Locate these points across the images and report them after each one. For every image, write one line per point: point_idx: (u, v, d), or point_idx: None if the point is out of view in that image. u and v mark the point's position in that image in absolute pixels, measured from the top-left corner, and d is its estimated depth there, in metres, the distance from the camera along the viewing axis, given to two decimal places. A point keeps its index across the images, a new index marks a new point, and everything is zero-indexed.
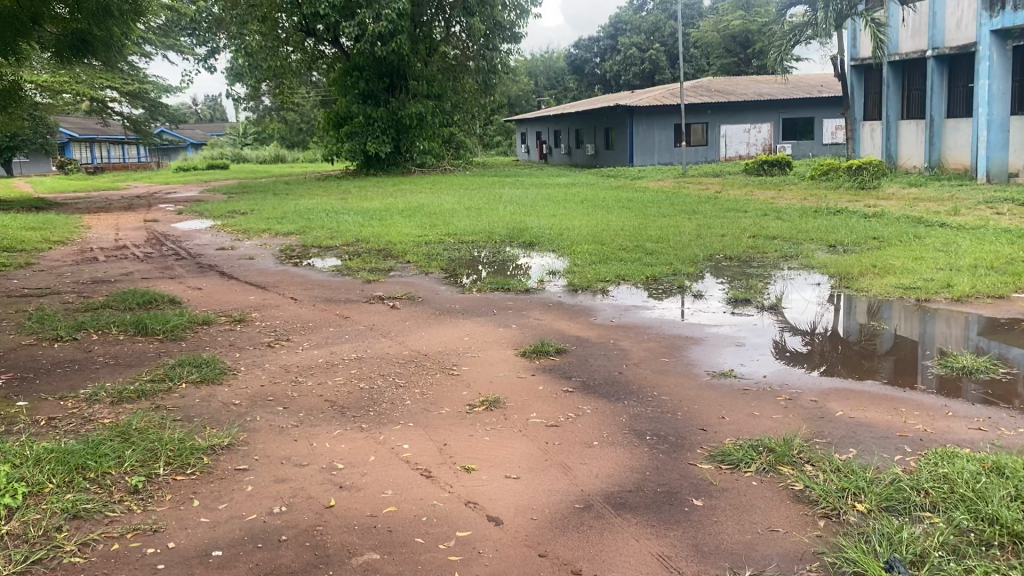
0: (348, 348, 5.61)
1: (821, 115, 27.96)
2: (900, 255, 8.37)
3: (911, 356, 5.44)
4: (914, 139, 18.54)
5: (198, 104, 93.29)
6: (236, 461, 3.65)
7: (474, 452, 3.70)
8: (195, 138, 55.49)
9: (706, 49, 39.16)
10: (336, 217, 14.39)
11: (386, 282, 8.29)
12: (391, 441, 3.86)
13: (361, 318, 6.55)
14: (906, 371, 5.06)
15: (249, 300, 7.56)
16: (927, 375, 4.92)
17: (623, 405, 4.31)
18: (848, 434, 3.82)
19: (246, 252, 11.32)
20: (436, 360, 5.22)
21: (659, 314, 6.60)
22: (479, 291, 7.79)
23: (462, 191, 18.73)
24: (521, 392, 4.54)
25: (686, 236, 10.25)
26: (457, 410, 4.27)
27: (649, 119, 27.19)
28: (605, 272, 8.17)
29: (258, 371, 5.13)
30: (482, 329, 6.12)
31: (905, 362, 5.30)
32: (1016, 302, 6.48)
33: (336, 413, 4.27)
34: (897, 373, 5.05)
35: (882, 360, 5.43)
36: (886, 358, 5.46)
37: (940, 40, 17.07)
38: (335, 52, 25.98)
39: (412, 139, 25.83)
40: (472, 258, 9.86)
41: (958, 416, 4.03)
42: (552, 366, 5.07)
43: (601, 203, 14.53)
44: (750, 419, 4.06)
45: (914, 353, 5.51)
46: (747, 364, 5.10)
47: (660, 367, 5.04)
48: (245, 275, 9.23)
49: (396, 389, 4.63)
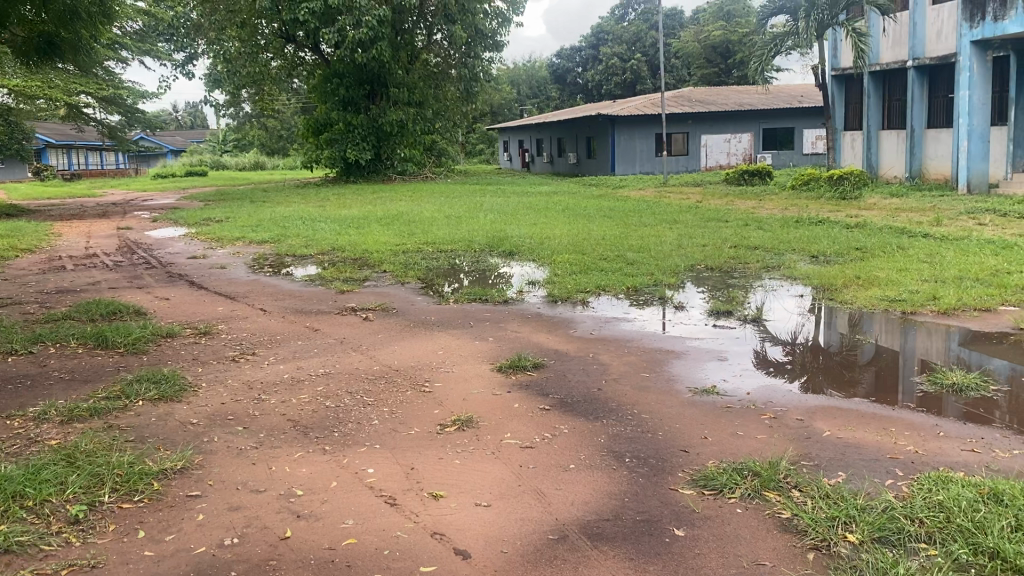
0: (316, 363, 5.38)
1: (802, 125, 27.99)
2: (884, 267, 8.23)
3: (894, 369, 5.29)
4: (896, 150, 18.51)
5: (178, 111, 92.60)
6: (189, 486, 3.42)
7: (443, 476, 3.49)
8: (174, 145, 54.97)
9: (688, 60, 39.25)
10: (313, 225, 14.14)
11: (360, 293, 8.07)
12: (355, 465, 3.64)
13: (332, 331, 6.33)
14: (889, 386, 4.91)
15: (217, 312, 7.30)
16: (911, 390, 4.76)
17: (602, 424, 4.11)
18: (835, 456, 3.64)
19: (218, 261, 11.05)
20: (407, 376, 5.01)
21: (638, 326, 6.40)
22: (456, 301, 7.57)
23: (443, 199, 18.51)
24: (494, 411, 4.33)
25: (668, 246, 10.09)
26: (426, 431, 4.05)
27: (630, 128, 27.11)
28: (585, 283, 7.98)
29: (219, 387, 4.89)
30: (457, 341, 5.91)
31: (886, 375, 5.15)
32: (1003, 315, 6.35)
33: (299, 434, 4.05)
34: (879, 387, 4.90)
35: (863, 372, 5.28)
36: (867, 370, 5.31)
37: (921, 51, 17.09)
38: (315, 59, 25.73)
39: (392, 147, 25.59)
40: (451, 268, 9.65)
41: (951, 436, 3.85)
42: (529, 381, 4.87)
43: (582, 212, 14.37)
44: (733, 440, 3.88)
45: (897, 366, 5.36)
46: (730, 379, 4.90)
47: (640, 383, 4.84)
48: (215, 285, 8.97)
49: (363, 408, 4.41)
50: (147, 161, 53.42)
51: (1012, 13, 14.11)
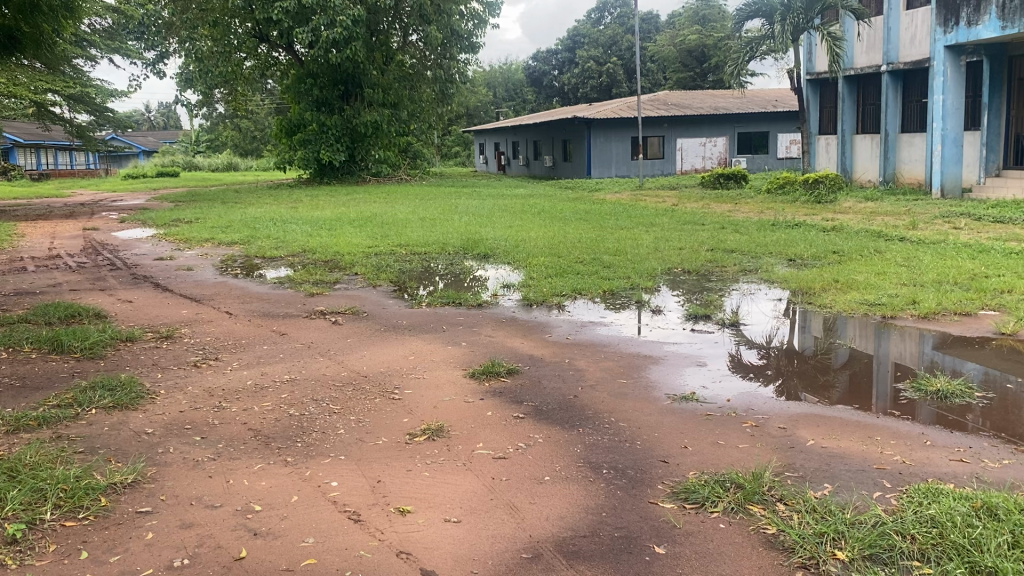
0: (281, 369, 5.18)
1: (776, 129, 28.08)
2: (862, 270, 8.15)
3: (870, 372, 5.19)
4: (870, 154, 18.55)
5: (150, 112, 91.48)
6: (139, 502, 3.21)
7: (410, 490, 3.31)
8: (146, 146, 54.33)
9: (663, 63, 39.35)
10: (284, 226, 13.89)
11: (330, 296, 7.85)
12: (318, 478, 3.45)
13: (299, 336, 6.12)
14: (865, 391, 4.81)
15: (181, 315, 7.06)
16: (887, 395, 4.67)
17: (578, 433, 3.95)
18: (820, 466, 3.50)
19: (185, 262, 10.81)
20: (376, 383, 4.81)
21: (615, 331, 6.23)
22: (428, 305, 7.37)
23: (418, 200, 18.32)
24: (465, 419, 4.15)
25: (645, 249, 9.96)
26: (394, 441, 3.86)
27: (606, 131, 27.04)
28: (561, 286, 7.83)
29: (178, 394, 4.67)
30: (429, 346, 5.72)
31: (862, 380, 5.05)
32: (984, 320, 6.26)
33: (260, 445, 3.84)
34: (855, 392, 4.80)
35: (838, 376, 5.18)
36: (842, 373, 5.22)
37: (895, 56, 17.14)
38: (289, 59, 25.42)
39: (367, 148, 25.39)
40: (425, 271, 9.46)
41: (938, 446, 3.72)
42: (503, 388, 4.69)
43: (559, 215, 14.21)
44: (714, 449, 3.72)
45: (873, 369, 5.26)
46: (710, 386, 4.75)
47: (617, 390, 4.68)
48: (180, 287, 8.71)
49: (329, 416, 4.21)
50: (118, 161, 52.69)
51: (986, 18, 14.13)
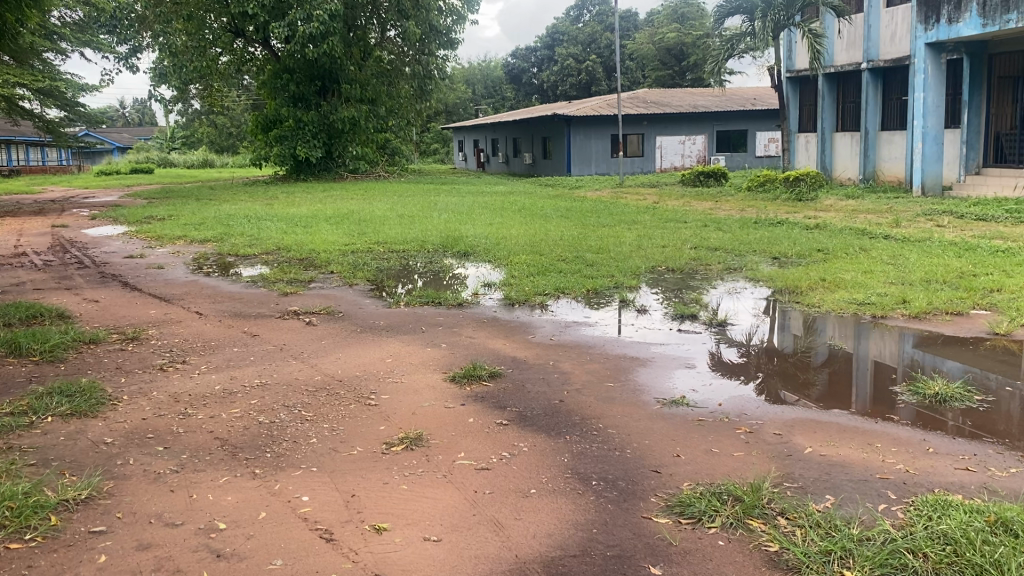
0: (251, 373, 4.94)
1: (755, 127, 28.04)
2: (849, 269, 8.01)
3: (851, 371, 5.10)
4: (850, 151, 18.50)
5: (125, 108, 90.25)
6: (93, 521, 2.97)
7: (387, 505, 3.09)
8: (120, 142, 53.57)
9: (642, 62, 39.25)
10: (259, 223, 13.59)
11: (304, 295, 7.60)
12: (289, 492, 3.23)
13: (272, 337, 5.87)
14: (847, 390, 4.72)
15: (149, 316, 6.79)
16: (868, 395, 4.58)
17: (564, 441, 3.74)
18: (821, 476, 3.32)
19: (156, 260, 10.49)
20: (350, 387, 4.57)
21: (600, 331, 6.03)
22: (407, 304, 7.14)
23: (396, 198, 18.04)
24: (445, 427, 3.93)
25: (628, 247, 9.78)
26: (370, 451, 3.63)
27: (586, 129, 26.86)
28: (543, 285, 7.62)
29: (141, 401, 4.42)
30: (407, 348, 5.50)
31: (843, 379, 4.97)
32: (976, 319, 6.12)
33: (227, 456, 3.60)
34: (837, 391, 4.71)
35: (818, 374, 5.09)
36: (822, 371, 5.13)
37: (875, 53, 17.08)
38: (265, 54, 25.01)
39: (344, 145, 25.05)
40: (403, 269, 9.21)
41: (942, 453, 3.55)
42: (485, 393, 4.48)
43: (540, 212, 14.00)
44: (709, 458, 3.53)
45: (854, 368, 5.18)
46: (700, 389, 4.56)
47: (604, 394, 4.48)
48: (150, 286, 8.42)
49: (301, 424, 3.98)
50: (92, 157, 51.87)
51: (966, 15, 14.07)
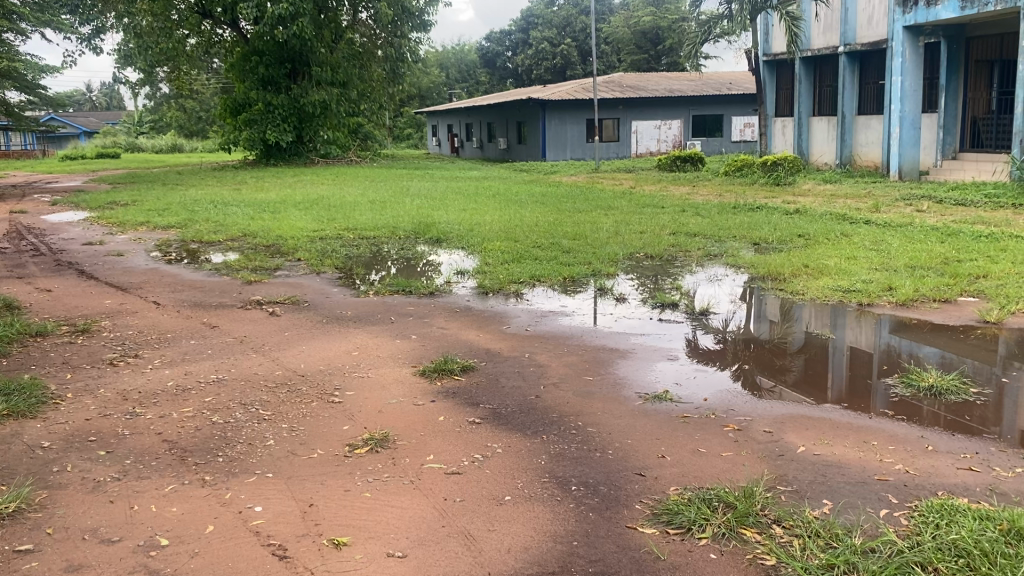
0: (207, 368, 4.64)
1: (731, 112, 27.88)
2: (833, 255, 7.82)
3: (827, 357, 5.03)
4: (827, 136, 18.37)
5: (92, 92, 88.25)
6: (20, 538, 2.67)
7: (349, 516, 2.83)
8: (88, 126, 52.55)
9: (617, 46, 38.98)
10: (225, 209, 13.20)
11: (270, 283, 7.30)
12: (242, 502, 2.95)
13: (232, 328, 5.58)
14: (822, 376, 4.65)
15: (104, 306, 6.45)
16: (842, 382, 4.51)
17: (542, 441, 3.49)
18: (816, 479, 3.10)
19: (116, 247, 10.12)
20: (313, 383, 4.30)
21: (577, 322, 5.77)
22: (376, 293, 6.86)
23: (367, 183, 17.68)
24: (414, 426, 3.67)
25: (605, 233, 9.53)
26: (332, 454, 3.35)
27: (561, 113, 26.56)
28: (518, 273, 7.35)
29: (86, 399, 4.11)
30: (375, 340, 5.22)
31: (818, 364, 4.89)
32: (965, 306, 5.93)
33: (174, 461, 3.31)
34: (811, 377, 4.64)
35: (794, 360, 5.03)
36: (798, 357, 5.07)
37: (852, 37, 16.91)
38: (233, 36, 24.47)
39: (315, 129, 24.60)
40: (374, 256, 8.92)
41: (941, 451, 3.35)
42: (457, 388, 4.23)
43: (514, 198, 13.72)
44: (696, 460, 3.29)
45: (830, 353, 5.11)
46: (685, 384, 4.31)
47: (582, 389, 4.22)
48: (106, 275, 8.07)
49: (257, 425, 3.69)
50: (58, 142, 50.77)
51: None
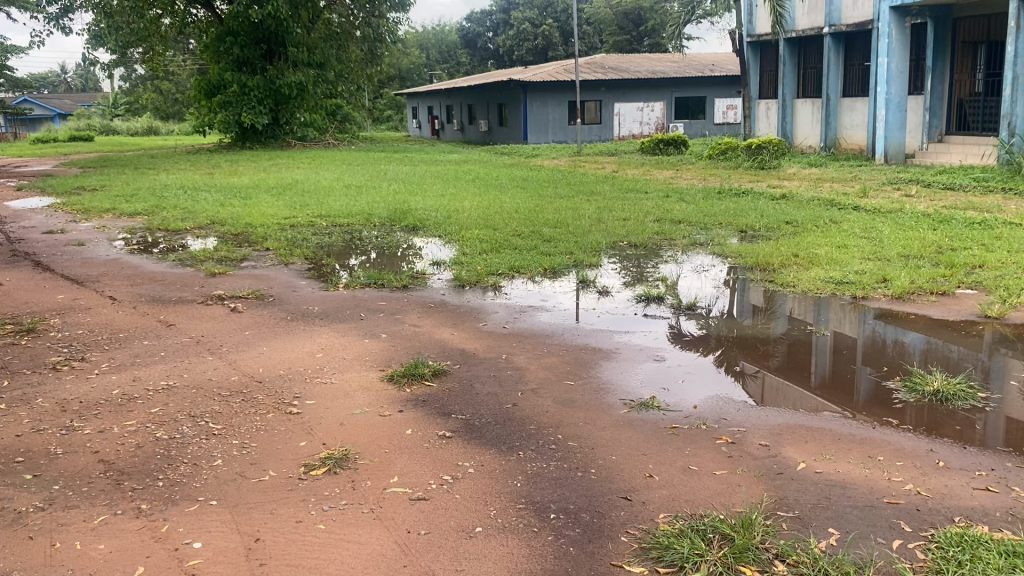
0: (157, 374, 4.28)
1: (713, 94, 27.55)
2: (822, 243, 7.54)
3: (818, 349, 4.89)
4: (811, 118, 18.10)
5: (67, 73, 86.55)
6: None
7: (299, 556, 2.50)
8: (63, 108, 51.51)
9: (599, 27, 38.56)
10: (195, 195, 12.75)
11: (234, 276, 6.92)
12: (179, 537, 2.62)
13: (190, 327, 5.23)
14: (810, 368, 4.54)
15: (55, 301, 6.07)
16: (833, 377, 4.37)
17: (518, 458, 3.17)
18: (820, 503, 2.81)
19: (78, 235, 9.68)
20: (271, 390, 3.96)
21: (557, 318, 5.43)
22: (347, 287, 6.50)
23: (345, 167, 17.25)
24: (377, 442, 3.34)
25: (587, 221, 9.21)
26: (285, 476, 3.03)
27: (542, 95, 26.16)
28: (496, 264, 7.00)
29: (20, 411, 3.75)
30: (342, 340, 4.87)
31: (809, 356, 4.77)
32: (963, 300, 5.65)
33: (108, 486, 2.96)
34: (799, 368, 4.55)
35: (779, 345, 4.98)
36: (787, 346, 4.94)
37: (837, 17, 16.59)
38: (208, 15, 24.03)
39: (292, 111, 24.07)
40: (347, 245, 8.56)
41: (953, 468, 3.06)
42: (426, 396, 3.90)
43: (495, 182, 13.37)
44: (687, 479, 2.99)
45: (819, 342, 5.00)
46: (673, 389, 4.00)
47: (563, 395, 3.91)
48: (63, 266, 7.66)
49: (204, 441, 3.35)
50: (32, 125, 49.69)
51: None
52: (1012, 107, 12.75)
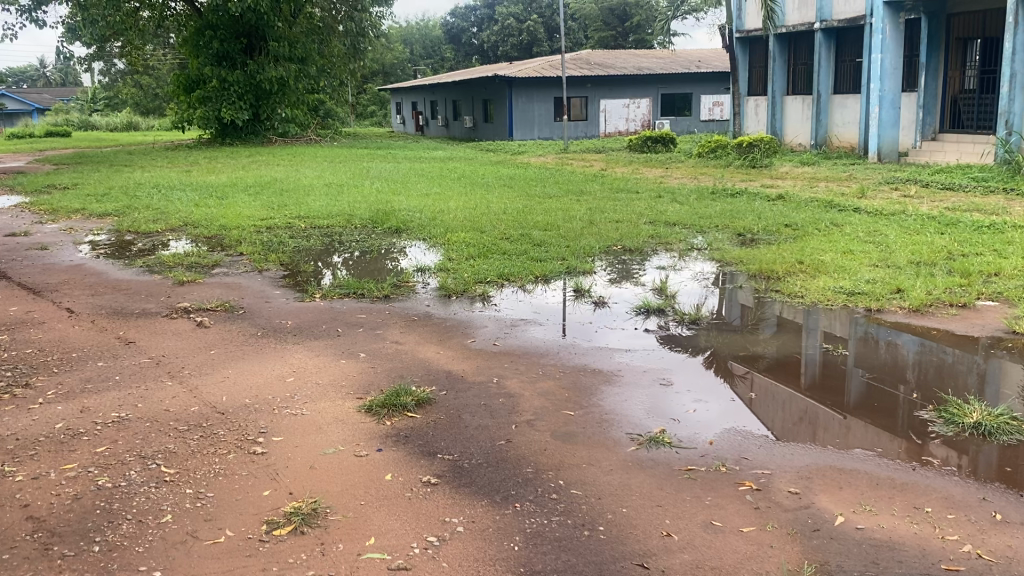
0: (109, 403, 3.83)
1: (700, 90, 27.17)
2: (827, 249, 7.16)
3: (833, 362, 4.47)
4: (802, 116, 17.75)
5: (45, 68, 85.50)
6: None
7: None
8: (40, 103, 50.50)
9: (584, 23, 38.17)
10: (169, 195, 12.22)
11: (203, 285, 6.46)
12: None
13: (150, 346, 4.76)
14: (827, 386, 4.12)
15: (8, 315, 5.58)
16: (855, 398, 3.95)
17: (514, 512, 2.75)
18: (868, 570, 2.41)
19: (42, 238, 9.17)
20: (234, 423, 3.53)
21: (549, 334, 4.98)
22: (323, 297, 6.03)
23: (326, 164, 16.76)
24: (351, 491, 2.91)
25: (578, 223, 8.79)
26: (245, 537, 2.60)
27: (528, 91, 25.70)
28: (484, 271, 6.58)
29: None
30: (316, 361, 4.44)
31: (824, 371, 4.34)
32: (985, 313, 5.27)
33: (33, 553, 2.52)
34: (815, 387, 4.12)
35: (786, 358, 4.57)
36: (797, 359, 4.52)
37: (829, 12, 16.25)
38: (186, 9, 23.29)
39: (272, 107, 23.38)
40: (325, 248, 8.11)
41: (1013, 523, 2.67)
42: (408, 430, 3.47)
43: (480, 181, 12.93)
44: (711, 539, 2.58)
45: (833, 355, 4.57)
46: (685, 422, 3.59)
47: (562, 429, 3.49)
48: (22, 273, 7.16)
49: (154, 491, 2.92)
50: (8, 119, 48.65)
51: None
52: (1010, 105, 12.43)
